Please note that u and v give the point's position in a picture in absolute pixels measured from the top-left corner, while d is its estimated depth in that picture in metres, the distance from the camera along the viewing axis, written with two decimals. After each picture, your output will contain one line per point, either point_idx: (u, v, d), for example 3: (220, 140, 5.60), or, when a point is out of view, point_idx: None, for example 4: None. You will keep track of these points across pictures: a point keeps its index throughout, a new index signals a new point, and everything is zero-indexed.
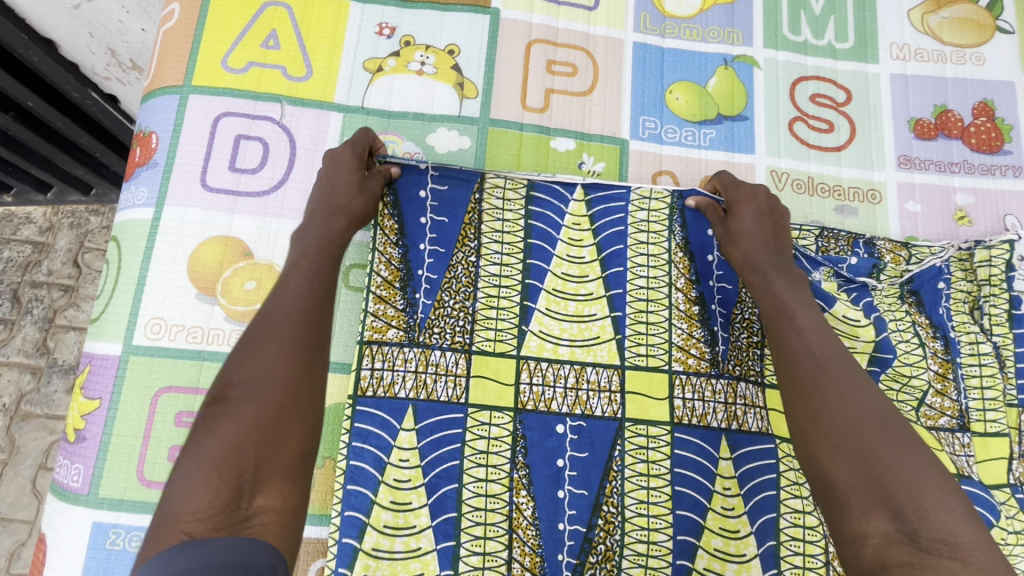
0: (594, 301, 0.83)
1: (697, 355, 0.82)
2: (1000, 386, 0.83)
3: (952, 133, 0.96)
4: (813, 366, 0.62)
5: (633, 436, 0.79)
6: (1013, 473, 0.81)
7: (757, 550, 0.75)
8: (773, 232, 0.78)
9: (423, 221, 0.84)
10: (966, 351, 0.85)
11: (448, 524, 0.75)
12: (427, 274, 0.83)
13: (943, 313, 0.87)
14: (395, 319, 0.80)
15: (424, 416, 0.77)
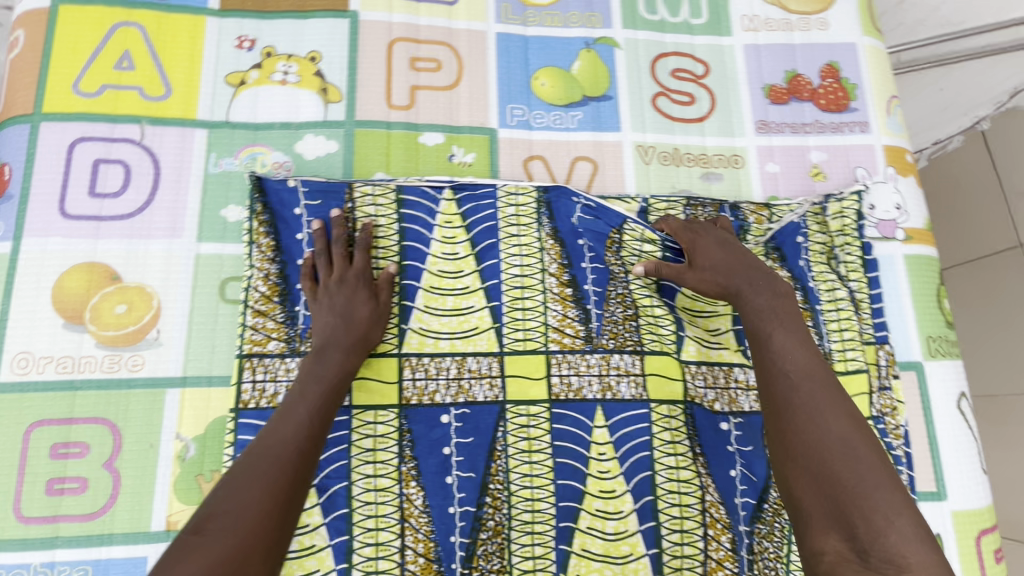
0: (471, 294, 0.87)
1: (572, 333, 0.87)
2: (856, 327, 0.90)
3: (804, 96, 1.01)
4: (787, 392, 0.65)
5: (514, 416, 0.83)
6: (875, 405, 0.88)
7: (633, 505, 0.81)
8: (738, 255, 0.82)
9: (300, 236, 0.84)
10: (825, 298, 0.91)
11: (341, 520, 0.76)
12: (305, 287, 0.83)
13: (803, 264, 0.92)
14: (276, 332, 0.80)
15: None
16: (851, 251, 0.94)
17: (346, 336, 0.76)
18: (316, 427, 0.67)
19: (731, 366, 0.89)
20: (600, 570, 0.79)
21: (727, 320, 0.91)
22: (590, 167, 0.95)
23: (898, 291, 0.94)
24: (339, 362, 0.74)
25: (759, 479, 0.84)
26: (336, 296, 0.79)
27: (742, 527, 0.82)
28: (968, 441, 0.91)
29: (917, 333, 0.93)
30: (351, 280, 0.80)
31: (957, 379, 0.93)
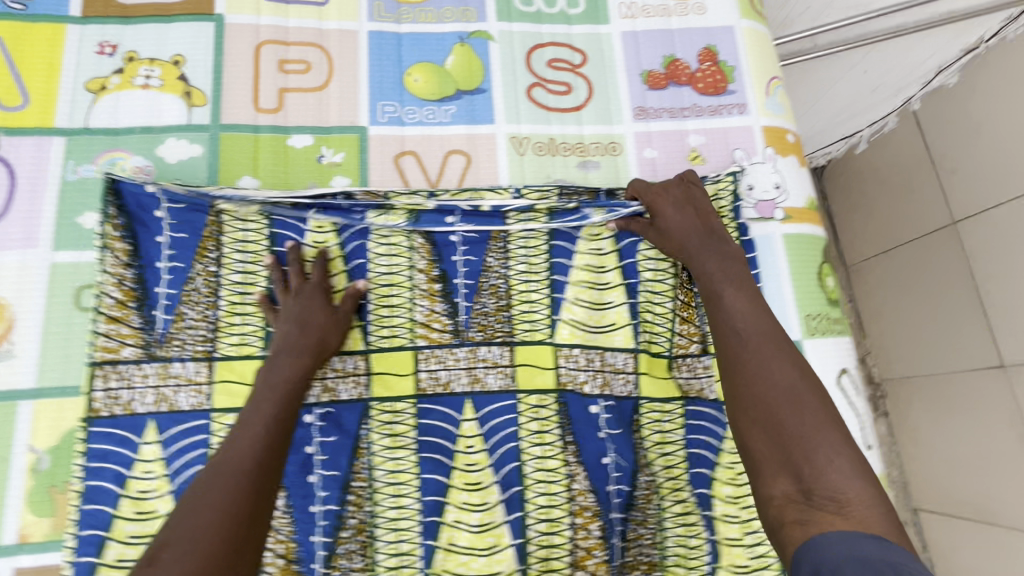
0: (337, 294, 0.87)
1: (440, 327, 0.87)
2: None
3: (682, 80, 1.01)
4: (736, 347, 0.70)
5: (378, 413, 0.83)
6: None
7: (500, 497, 0.81)
8: (693, 218, 0.86)
9: (161, 239, 0.84)
10: None
11: None
12: (165, 291, 0.83)
13: None
14: (131, 338, 0.80)
15: (167, 427, 0.78)
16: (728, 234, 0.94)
17: (299, 341, 0.77)
18: (290, 406, 0.71)
19: (604, 351, 0.90)
20: (467, 563, 0.79)
21: (620, 294, 0.93)
22: (463, 160, 0.94)
23: (777, 270, 0.94)
24: (292, 366, 0.75)
25: (629, 462, 0.85)
26: (295, 307, 0.81)
27: (616, 514, 0.83)
28: (849, 417, 0.91)
29: (796, 311, 0.93)
30: (308, 292, 0.82)
31: (837, 355, 0.93)
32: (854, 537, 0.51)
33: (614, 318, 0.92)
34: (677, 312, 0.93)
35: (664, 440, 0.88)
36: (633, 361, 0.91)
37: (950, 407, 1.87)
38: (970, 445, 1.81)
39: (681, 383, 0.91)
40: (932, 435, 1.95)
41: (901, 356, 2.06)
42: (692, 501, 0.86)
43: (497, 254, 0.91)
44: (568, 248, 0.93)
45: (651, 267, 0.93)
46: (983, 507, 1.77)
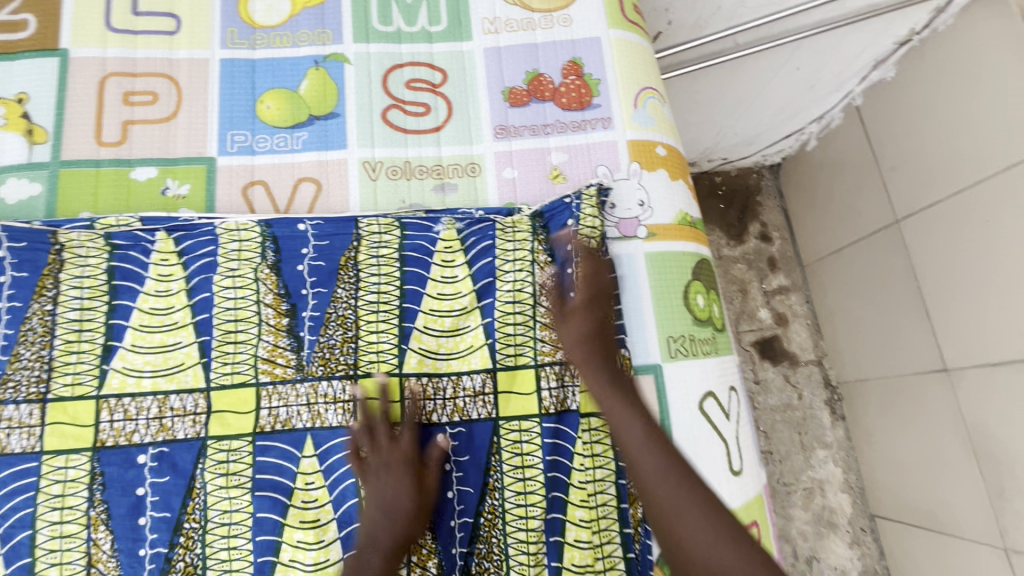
0: (179, 329, 0.85)
1: (283, 363, 0.85)
2: (606, 318, 0.88)
3: (545, 96, 0.99)
4: (658, 467, 0.73)
5: (214, 452, 0.82)
6: None
7: (336, 534, 0.81)
8: (597, 324, 0.86)
9: (2, 278, 0.83)
10: (581, 286, 0.89)
11: (22, 571, 0.75)
12: (3, 331, 0.81)
13: (569, 249, 0.91)
14: None
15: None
16: (591, 246, 0.92)
17: (389, 525, 0.79)
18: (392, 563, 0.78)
19: (460, 374, 0.88)
20: None
21: (476, 316, 0.90)
22: (313, 187, 0.93)
23: (638, 290, 0.92)
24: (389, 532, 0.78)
25: (475, 488, 0.84)
26: (383, 486, 0.80)
27: (457, 550, 0.83)
28: (712, 441, 0.89)
29: (655, 334, 0.91)
30: (393, 467, 0.81)
31: (722, 377, 0.92)
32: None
33: (471, 340, 0.89)
34: (538, 319, 0.90)
35: (523, 464, 0.85)
36: (490, 383, 0.88)
37: (902, 412, 1.82)
38: (922, 450, 1.75)
39: (543, 398, 0.88)
40: (887, 440, 1.90)
41: (857, 358, 2.00)
42: (540, 530, 0.83)
43: (347, 284, 0.89)
44: (421, 267, 0.91)
45: (510, 282, 0.91)
46: (934, 516, 1.72)
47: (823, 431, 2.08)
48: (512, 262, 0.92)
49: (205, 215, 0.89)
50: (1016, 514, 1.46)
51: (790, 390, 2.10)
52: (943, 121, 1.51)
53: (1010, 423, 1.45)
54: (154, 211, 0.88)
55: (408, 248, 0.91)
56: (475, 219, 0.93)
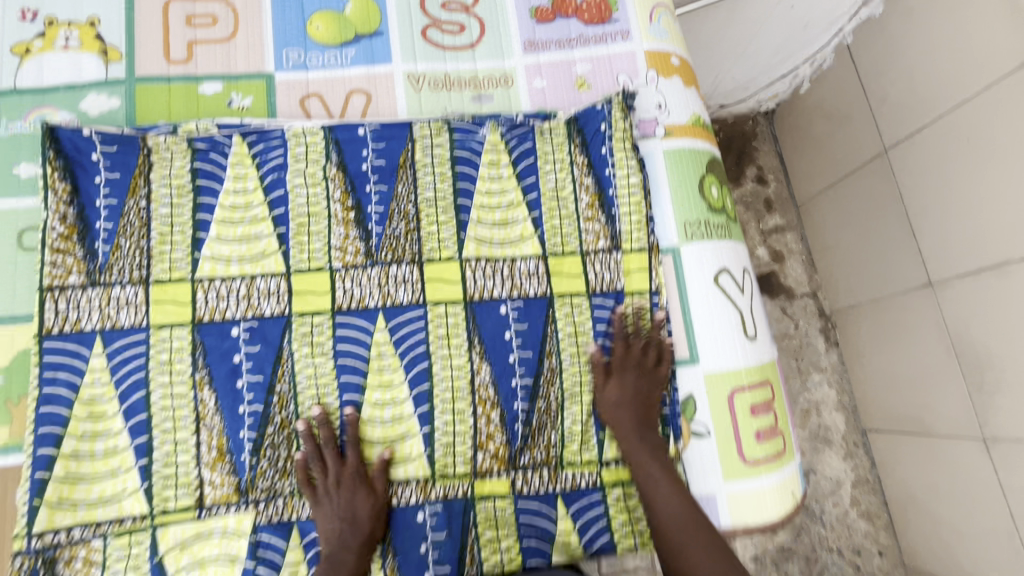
0: (259, 222, 0.96)
1: (354, 251, 0.97)
2: (644, 211, 1.01)
3: (568, 12, 1.10)
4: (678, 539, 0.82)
5: (299, 326, 0.93)
6: (654, 281, 0.99)
7: (408, 395, 0.93)
8: (643, 398, 0.94)
9: (98, 180, 0.93)
10: (619, 183, 1.02)
11: (140, 424, 0.87)
12: (104, 225, 0.92)
13: (605, 151, 1.03)
14: (75, 267, 0.90)
15: (111, 342, 0.89)
16: (626, 146, 1.03)
17: (353, 534, 0.84)
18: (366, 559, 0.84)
19: (513, 260, 0.99)
20: (380, 452, 0.91)
21: (524, 209, 1.02)
22: (364, 98, 1.04)
23: (658, 184, 1.04)
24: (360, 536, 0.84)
25: (533, 352, 0.96)
26: (340, 500, 0.86)
27: (519, 405, 0.94)
28: (726, 312, 1.00)
29: (674, 220, 1.02)
30: (349, 480, 0.87)
31: (737, 260, 1.04)
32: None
33: (519, 231, 1.01)
34: (581, 213, 1.02)
35: (576, 332, 0.98)
36: (542, 265, 0.99)
37: (891, 330, 1.96)
38: (912, 362, 1.89)
39: (591, 279, 1.00)
40: (878, 358, 2.04)
41: (849, 285, 2.14)
42: (587, 384, 0.96)
43: (406, 183, 0.99)
44: (471, 166, 1.01)
45: (552, 178, 1.03)
46: (922, 421, 1.87)
47: (818, 355, 2.23)
48: (554, 162, 1.03)
49: (275, 121, 1.00)
50: (993, 406, 1.61)
51: (788, 321, 2.25)
52: (929, 48, 1.63)
53: (989, 325, 1.59)
54: (228, 118, 0.99)
55: (458, 152, 1.01)
56: (514, 124, 1.04)
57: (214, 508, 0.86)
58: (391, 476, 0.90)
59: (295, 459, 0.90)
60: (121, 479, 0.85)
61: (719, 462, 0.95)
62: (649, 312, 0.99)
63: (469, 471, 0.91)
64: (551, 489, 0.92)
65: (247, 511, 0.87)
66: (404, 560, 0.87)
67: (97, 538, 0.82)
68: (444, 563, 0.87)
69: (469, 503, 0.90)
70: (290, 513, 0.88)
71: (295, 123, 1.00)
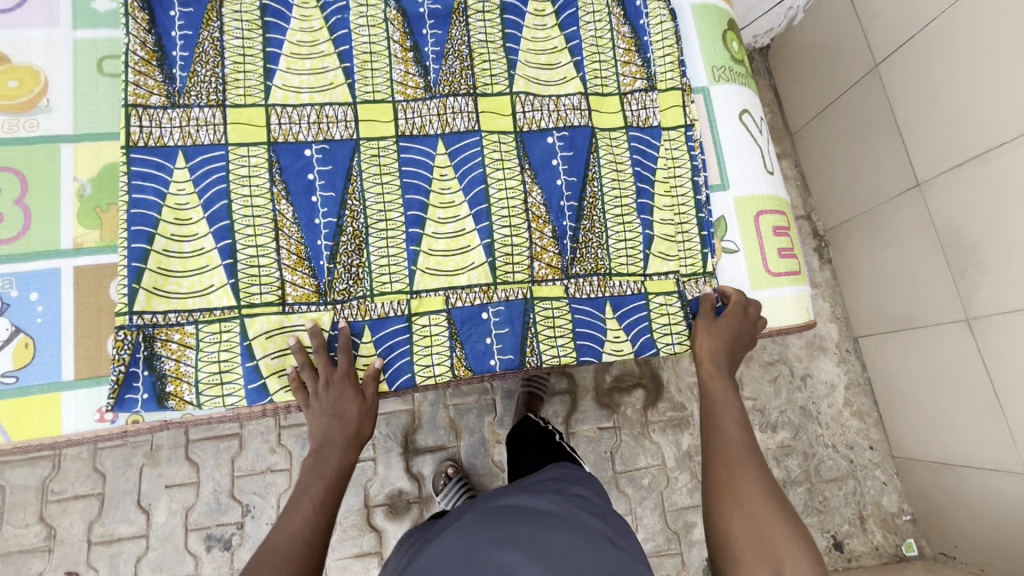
0: (326, 57, 1.03)
1: (413, 85, 1.04)
2: (678, 55, 1.10)
3: None
4: (731, 460, 0.84)
5: (367, 149, 1.01)
6: (688, 117, 1.09)
7: (469, 212, 1.01)
8: (737, 343, 0.99)
9: (173, 13, 1.00)
10: (654, 31, 1.11)
11: (224, 230, 0.94)
12: (180, 54, 0.99)
13: (640, 4, 1.12)
14: (156, 89, 0.97)
15: (193, 157, 0.96)
16: None
17: (339, 430, 0.88)
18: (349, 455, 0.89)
19: (559, 97, 1.08)
20: (445, 262, 0.99)
21: (566, 55, 1.10)
22: None
23: (687, 34, 1.14)
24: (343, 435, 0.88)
25: (578, 177, 1.05)
26: (329, 397, 0.90)
27: (568, 223, 1.03)
28: (751, 147, 1.12)
29: (704, 66, 1.13)
30: (337, 382, 0.90)
31: (756, 107, 1.15)
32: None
33: (562, 73, 1.09)
34: (618, 58, 1.10)
35: (616, 161, 1.07)
36: (584, 102, 1.08)
37: (873, 236, 2.13)
38: (898, 262, 2.02)
39: (627, 116, 1.09)
40: (868, 265, 2.17)
41: (841, 200, 2.27)
42: (632, 208, 1.05)
43: (460, 27, 1.07)
44: (517, 14, 1.09)
45: (592, 28, 1.11)
46: (909, 316, 1.99)
47: (813, 272, 2.36)
48: (593, 12, 1.12)
49: None
50: (975, 286, 1.74)
51: None
52: None
53: (972, 212, 1.71)
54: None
55: (505, 2, 1.09)
56: None
57: (296, 306, 0.93)
58: (456, 283, 0.98)
59: (366, 267, 0.97)
60: (208, 275, 0.92)
61: (749, 272, 1.07)
62: (684, 145, 1.08)
63: (527, 278, 0.99)
64: (599, 294, 1.01)
65: (326, 310, 0.94)
66: (469, 350, 0.95)
67: (189, 323, 0.90)
68: (507, 354, 0.96)
69: (529, 304, 0.98)
70: (359, 314, 0.95)
71: None
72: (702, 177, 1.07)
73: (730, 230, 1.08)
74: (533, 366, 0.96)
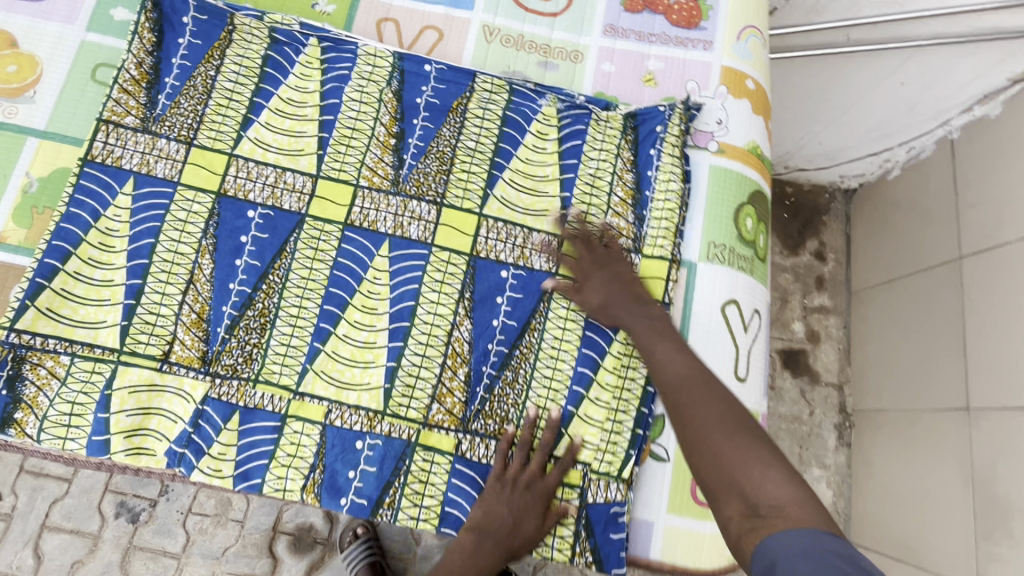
0: (307, 122, 0.99)
1: (382, 175, 0.98)
2: (677, 220, 0.98)
3: (658, 9, 1.10)
4: (675, 394, 0.76)
5: (309, 228, 0.95)
6: (667, 293, 0.95)
7: (387, 325, 0.92)
8: (624, 285, 0.91)
9: (181, 41, 1.00)
10: (658, 186, 1.00)
11: (139, 268, 0.91)
12: (171, 82, 0.98)
13: (653, 153, 1.01)
14: (134, 110, 0.96)
15: (140, 186, 0.94)
16: (675, 154, 1.01)
17: (512, 533, 0.87)
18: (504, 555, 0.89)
19: (532, 229, 0.98)
20: (343, 370, 0.91)
21: (556, 186, 1.00)
22: (435, 36, 1.07)
23: (694, 196, 1.01)
24: (509, 541, 0.87)
25: (518, 323, 0.94)
26: (518, 501, 0.86)
27: (486, 370, 0.92)
28: (726, 344, 0.96)
29: (699, 237, 1.00)
30: (536, 489, 0.87)
31: (749, 299, 1.00)
32: (807, 540, 0.53)
33: (545, 206, 0.99)
34: (610, 207, 0.99)
35: (567, 317, 0.95)
36: (556, 244, 0.97)
37: (911, 447, 1.53)
38: (919, 487, 1.48)
39: None
40: (889, 480, 1.59)
41: (881, 392, 1.68)
42: (567, 375, 0.93)
43: (453, 127, 1.00)
44: (518, 129, 1.01)
45: (595, 164, 1.01)
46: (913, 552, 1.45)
47: (825, 452, 1.77)
48: (600, 149, 1.01)
49: (352, 34, 1.03)
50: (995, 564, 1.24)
51: (803, 405, 1.80)
52: None
53: None
54: (313, 22, 1.04)
55: (509, 114, 1.01)
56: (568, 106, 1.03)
57: (174, 366, 0.89)
58: (343, 398, 0.90)
59: (262, 348, 0.91)
60: (105, 309, 0.89)
61: (667, 491, 0.92)
62: None
63: (420, 418, 0.90)
64: (492, 462, 0.89)
65: (203, 380, 0.89)
66: (327, 477, 0.87)
67: (66, 354, 0.87)
68: (363, 497, 0.87)
69: (409, 448, 0.89)
70: (237, 398, 0.89)
71: (373, 41, 1.03)
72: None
73: (665, 432, 0.94)
74: (386, 520, 0.87)
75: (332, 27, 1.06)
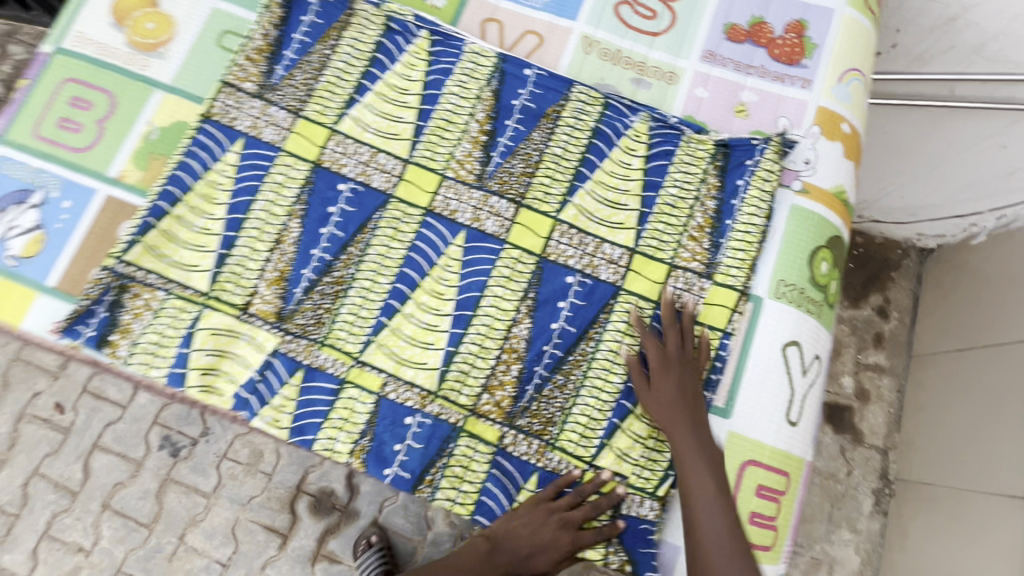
0: (407, 109, 1.04)
1: (469, 169, 1.02)
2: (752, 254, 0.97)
3: (760, 42, 1.09)
4: None
5: (393, 209, 1.00)
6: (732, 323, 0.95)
7: (452, 311, 0.96)
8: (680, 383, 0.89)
9: (304, 18, 1.07)
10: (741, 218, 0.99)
11: (235, 221, 0.98)
12: (289, 55, 1.05)
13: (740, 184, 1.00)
14: (253, 76, 1.04)
15: (248, 147, 1.01)
16: (765, 188, 1.00)
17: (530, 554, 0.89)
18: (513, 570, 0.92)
19: (604, 240, 0.99)
20: (404, 347, 0.95)
21: (636, 202, 1.01)
22: (536, 40, 1.11)
23: (772, 232, 1.00)
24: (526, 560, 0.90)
25: (578, 330, 0.95)
26: (546, 533, 0.87)
27: (539, 369, 0.94)
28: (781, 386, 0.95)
29: (770, 274, 0.98)
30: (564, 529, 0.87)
31: (811, 344, 0.97)
32: None
33: (623, 218, 1.00)
34: (688, 229, 0.99)
35: (626, 331, 0.95)
36: (626, 259, 0.98)
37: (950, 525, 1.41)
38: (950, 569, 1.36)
39: (667, 291, 0.97)
40: (919, 556, 1.46)
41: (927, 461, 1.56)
42: (617, 389, 0.93)
43: (543, 132, 1.03)
44: (606, 142, 1.03)
45: (678, 186, 1.01)
46: None
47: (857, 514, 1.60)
48: (686, 172, 1.01)
49: (459, 31, 1.08)
50: None
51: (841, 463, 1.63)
52: None
53: None
54: (426, 14, 1.09)
55: (600, 126, 1.03)
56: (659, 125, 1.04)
57: (253, 317, 0.95)
58: (400, 373, 0.94)
59: (332, 314, 0.96)
60: (201, 254, 0.97)
61: None
62: (712, 352, 0.94)
63: (468, 405, 0.92)
64: (532, 460, 0.91)
65: (276, 335, 0.95)
66: (375, 446, 0.91)
67: (162, 289, 0.95)
68: (405, 471, 0.91)
69: (455, 432, 0.92)
70: (303, 356, 0.94)
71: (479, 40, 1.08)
72: (711, 395, 0.93)
73: None
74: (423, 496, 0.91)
75: (440, 20, 1.11)
